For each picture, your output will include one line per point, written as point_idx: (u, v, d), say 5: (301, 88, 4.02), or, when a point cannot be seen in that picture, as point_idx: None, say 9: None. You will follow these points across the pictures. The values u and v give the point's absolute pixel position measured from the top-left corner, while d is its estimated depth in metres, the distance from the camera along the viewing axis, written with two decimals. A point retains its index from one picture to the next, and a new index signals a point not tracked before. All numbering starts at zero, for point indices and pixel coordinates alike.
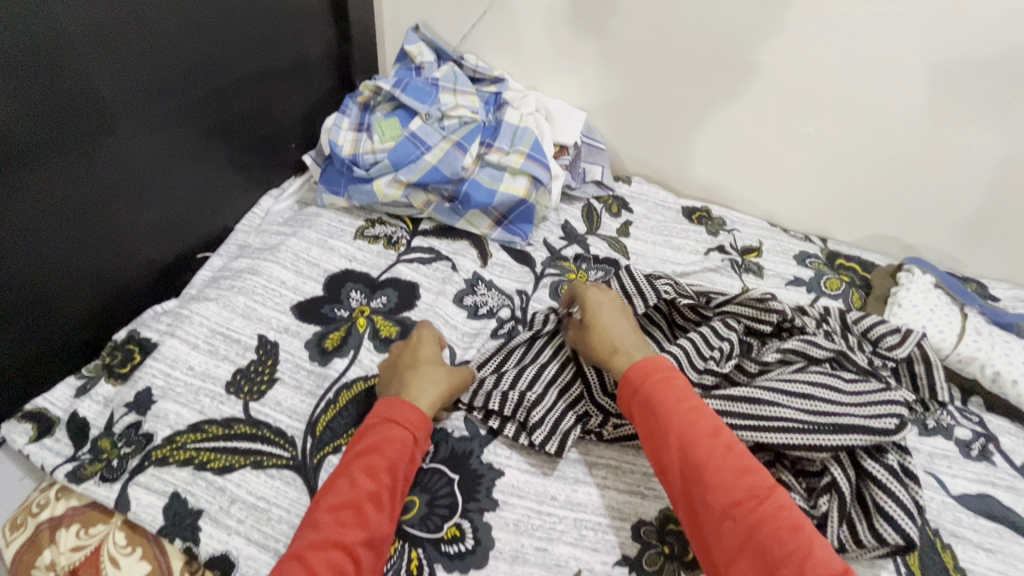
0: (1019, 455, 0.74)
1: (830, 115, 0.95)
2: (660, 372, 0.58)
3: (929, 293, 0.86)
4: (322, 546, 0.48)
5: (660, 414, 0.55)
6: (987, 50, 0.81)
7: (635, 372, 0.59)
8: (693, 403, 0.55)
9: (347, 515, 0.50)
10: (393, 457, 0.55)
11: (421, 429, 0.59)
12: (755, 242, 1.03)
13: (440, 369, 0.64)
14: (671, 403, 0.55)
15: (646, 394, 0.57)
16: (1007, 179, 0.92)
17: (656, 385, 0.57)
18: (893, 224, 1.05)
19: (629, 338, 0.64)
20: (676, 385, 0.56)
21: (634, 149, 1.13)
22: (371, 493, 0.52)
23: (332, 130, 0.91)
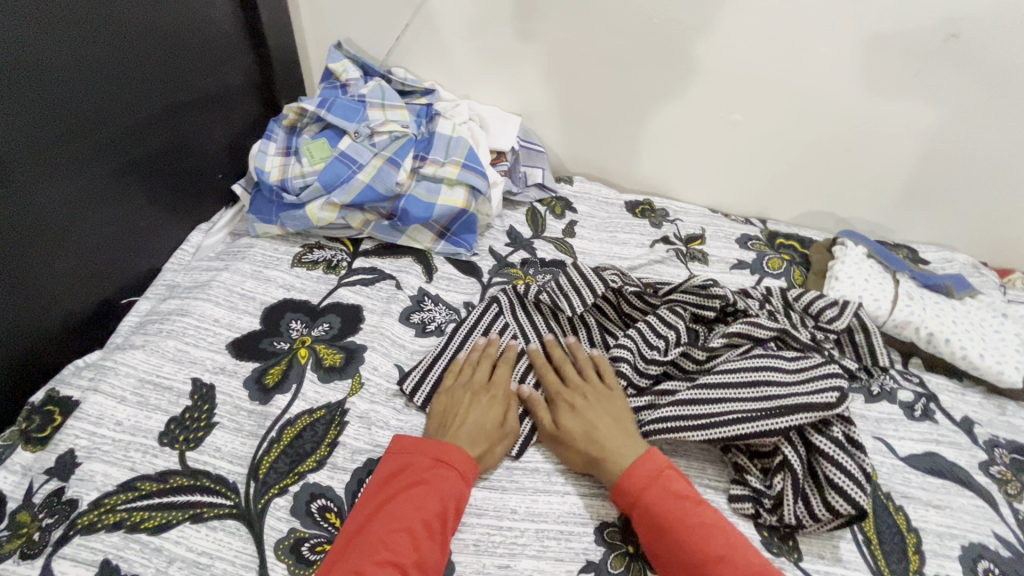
0: (958, 410, 0.77)
1: (754, 102, 0.98)
2: (655, 470, 0.58)
3: (862, 264, 0.89)
4: (381, 563, 0.49)
5: (662, 513, 0.55)
6: (889, 24, 0.85)
7: (630, 479, 0.58)
8: (689, 499, 0.56)
9: (402, 538, 0.51)
10: (449, 489, 0.56)
11: (467, 467, 0.59)
12: (698, 230, 1.05)
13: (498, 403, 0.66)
14: (672, 501, 0.56)
15: (646, 495, 0.57)
16: (921, 146, 0.97)
17: (655, 486, 0.57)
18: (825, 200, 1.09)
19: (612, 434, 0.62)
20: (672, 484, 0.58)
21: (573, 148, 1.13)
22: (423, 520, 0.53)
23: (258, 156, 0.88)
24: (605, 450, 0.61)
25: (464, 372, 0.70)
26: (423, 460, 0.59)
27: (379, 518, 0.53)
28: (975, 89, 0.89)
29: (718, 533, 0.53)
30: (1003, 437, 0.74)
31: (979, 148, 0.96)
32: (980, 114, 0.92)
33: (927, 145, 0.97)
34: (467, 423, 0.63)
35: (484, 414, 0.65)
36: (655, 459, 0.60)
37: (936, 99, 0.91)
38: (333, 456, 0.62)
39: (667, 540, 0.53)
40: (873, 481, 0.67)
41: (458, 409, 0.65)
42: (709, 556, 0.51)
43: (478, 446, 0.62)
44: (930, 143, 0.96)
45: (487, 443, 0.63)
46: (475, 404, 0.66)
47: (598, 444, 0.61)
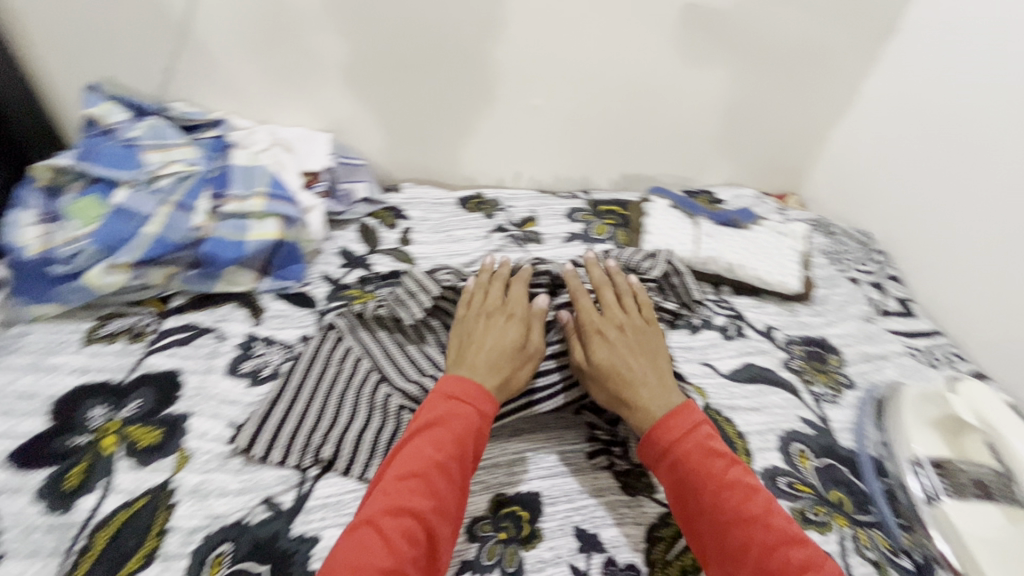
0: (760, 322, 0.89)
1: (547, 87, 1.04)
2: (693, 423, 0.61)
3: (668, 215, 1.00)
4: (396, 512, 0.51)
5: (698, 467, 0.57)
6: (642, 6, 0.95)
7: (670, 431, 0.60)
8: (723, 457, 0.58)
9: (415, 485, 0.53)
10: (460, 429, 0.59)
11: (485, 402, 0.62)
12: (529, 213, 1.10)
13: (518, 323, 0.71)
14: (705, 457, 0.57)
15: (687, 450, 0.59)
16: (693, 102, 1.11)
17: (693, 438, 0.59)
18: (632, 162, 1.20)
19: (648, 386, 0.65)
20: (712, 441, 0.60)
21: (396, 155, 1.12)
22: (428, 461, 0.55)
23: (9, 230, 0.75)
24: (642, 395, 0.64)
25: (495, 294, 0.75)
26: (435, 400, 0.62)
27: (382, 488, 0.54)
28: (720, 49, 1.03)
29: (752, 495, 0.54)
30: (796, 335, 0.88)
31: (737, 96, 1.11)
32: (730, 69, 1.07)
33: (697, 101, 1.11)
34: (486, 353, 0.67)
35: (505, 332, 0.69)
36: (695, 411, 0.62)
37: (694, 62, 1.04)
38: (166, 544, 0.55)
39: (695, 498, 0.55)
40: (705, 402, 0.75)
41: (474, 336, 0.69)
42: (739, 516, 0.52)
43: (498, 373, 0.65)
44: (698, 100, 1.10)
45: (508, 368, 0.66)
46: (489, 327, 0.70)
47: (628, 385, 0.65)
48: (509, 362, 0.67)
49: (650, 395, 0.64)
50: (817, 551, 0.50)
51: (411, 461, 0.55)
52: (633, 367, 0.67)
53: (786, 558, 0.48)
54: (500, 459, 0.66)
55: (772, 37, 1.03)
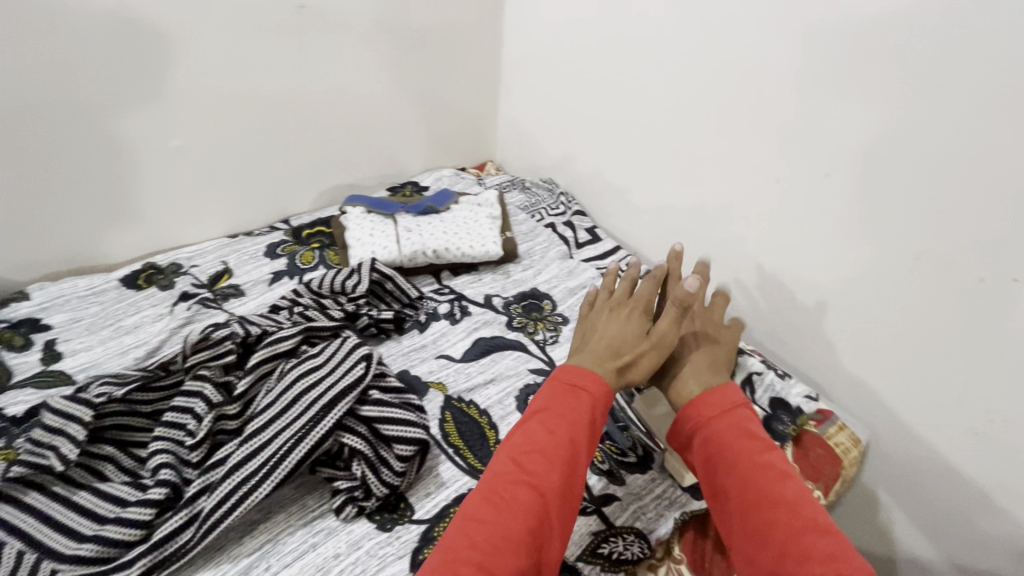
0: (480, 293, 0.94)
1: (170, 121, 0.91)
2: (729, 406, 0.58)
3: (364, 221, 0.97)
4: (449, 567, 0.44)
5: (728, 444, 0.54)
6: (246, 18, 0.90)
7: (704, 408, 0.58)
8: (758, 437, 0.55)
9: (467, 538, 0.46)
10: (578, 416, 0.54)
11: (601, 396, 0.57)
12: (220, 266, 0.96)
13: (635, 316, 0.66)
14: (737, 435, 0.55)
15: (718, 427, 0.56)
16: (349, 104, 1.10)
17: (725, 417, 0.57)
18: (321, 176, 1.15)
19: (715, 374, 0.63)
20: (745, 421, 0.57)
21: (16, 254, 0.89)
22: (482, 507, 0.48)
23: None
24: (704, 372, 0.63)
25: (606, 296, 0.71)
26: (551, 388, 0.58)
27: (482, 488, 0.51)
28: (346, 45, 1.03)
29: (785, 480, 0.51)
30: (513, 294, 0.94)
31: (390, 88, 1.14)
32: (369, 65, 1.08)
33: (354, 101, 1.10)
34: (606, 337, 0.64)
35: (613, 329, 0.65)
36: (735, 392, 0.60)
37: (329, 67, 1.03)
38: None
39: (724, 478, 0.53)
40: (445, 396, 0.76)
41: (591, 333, 0.65)
42: (768, 496, 0.50)
43: (619, 354, 0.62)
44: (354, 99, 1.10)
45: (630, 349, 0.63)
46: (613, 318, 0.67)
47: (703, 363, 0.64)
48: (630, 349, 0.63)
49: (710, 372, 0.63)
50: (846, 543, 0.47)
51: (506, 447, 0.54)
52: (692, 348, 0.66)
53: (806, 547, 0.46)
54: (229, 571, 0.57)
55: (394, 18, 1.05)
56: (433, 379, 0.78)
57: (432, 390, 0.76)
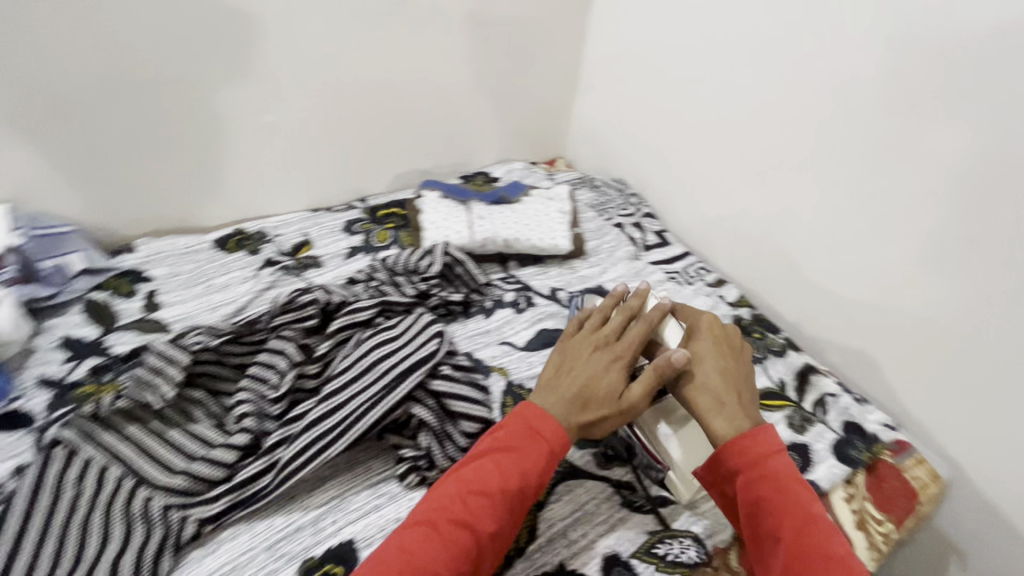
0: (546, 285, 0.95)
1: (269, 98, 0.97)
2: (767, 452, 0.53)
3: (439, 206, 1.00)
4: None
5: (771, 491, 0.50)
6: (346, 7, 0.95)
7: (745, 449, 0.53)
8: (801, 489, 0.51)
9: (422, 552, 0.46)
10: (511, 479, 0.51)
11: (558, 440, 0.54)
12: (302, 237, 1.01)
13: (618, 347, 0.62)
14: (784, 485, 0.50)
15: (762, 471, 0.51)
16: (428, 91, 1.13)
17: (770, 462, 0.52)
18: (398, 159, 1.19)
19: (722, 412, 0.56)
20: (787, 467, 0.52)
21: (120, 212, 0.95)
22: (433, 532, 0.47)
23: None
24: (725, 403, 0.57)
25: (595, 321, 0.66)
26: (517, 421, 0.55)
27: (417, 529, 0.48)
28: (432, 35, 1.06)
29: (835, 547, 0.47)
30: (578, 288, 0.94)
31: (468, 78, 1.16)
32: (453, 55, 1.11)
33: (433, 88, 1.13)
34: (584, 373, 0.59)
35: (592, 367, 0.59)
36: (770, 434, 0.54)
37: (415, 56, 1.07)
38: None
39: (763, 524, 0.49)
40: (507, 381, 0.77)
41: (573, 362, 0.61)
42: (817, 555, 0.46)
43: (597, 408, 0.57)
44: (433, 87, 1.13)
45: (607, 396, 0.57)
46: (593, 357, 0.61)
47: (718, 392, 0.58)
48: (600, 403, 0.57)
49: (723, 402, 0.57)
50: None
51: (448, 487, 0.51)
52: (710, 374, 0.59)
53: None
54: (301, 521, 0.61)
55: (479, 10, 1.08)
56: (495, 363, 0.80)
57: (495, 374, 0.78)
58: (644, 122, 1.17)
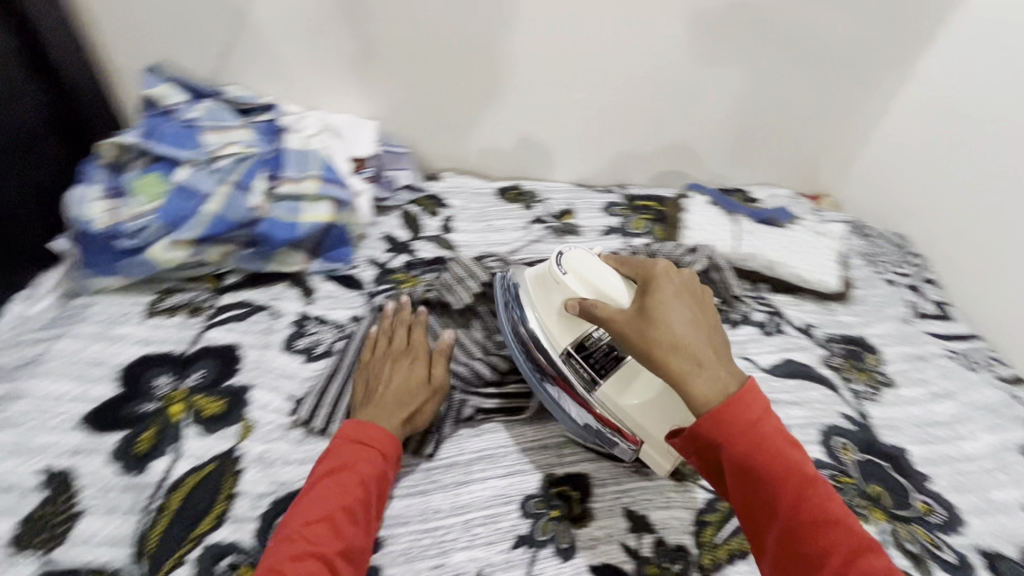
0: (800, 320, 0.91)
1: (591, 79, 1.04)
2: (755, 411, 0.48)
3: (707, 212, 1.01)
4: (299, 556, 0.47)
5: (765, 463, 0.46)
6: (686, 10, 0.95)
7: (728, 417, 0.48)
8: (788, 456, 0.47)
9: (320, 529, 0.50)
10: (393, 445, 0.59)
11: (386, 442, 0.58)
12: (567, 205, 1.11)
13: (389, 382, 0.64)
14: (769, 455, 0.46)
15: (760, 432, 0.47)
16: (725, 102, 1.09)
17: (748, 434, 0.47)
18: (671, 159, 1.19)
19: (707, 364, 0.50)
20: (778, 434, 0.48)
21: (431, 143, 1.11)
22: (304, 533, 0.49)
23: (77, 205, 0.76)
24: (703, 368, 0.50)
25: (385, 343, 0.70)
26: (338, 444, 0.57)
27: (332, 478, 0.54)
28: (754, 48, 1.01)
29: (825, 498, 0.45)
30: (836, 333, 0.90)
31: (772, 97, 1.10)
32: (767, 72, 1.05)
33: (732, 100, 1.09)
34: (388, 386, 0.64)
35: (409, 371, 0.66)
36: (759, 395, 0.49)
37: (729, 66, 1.04)
38: (234, 509, 0.57)
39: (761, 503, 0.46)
40: None
41: (376, 376, 0.66)
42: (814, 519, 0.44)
43: (403, 409, 0.62)
44: (733, 100, 1.09)
45: (413, 403, 0.63)
46: (396, 370, 0.66)
47: (691, 352, 0.51)
48: (413, 399, 0.63)
49: (711, 366, 0.50)
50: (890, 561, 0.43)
51: (364, 434, 0.58)
52: (676, 329, 0.52)
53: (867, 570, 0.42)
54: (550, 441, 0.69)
55: (825, 34, 1.01)
56: None
57: None
58: (971, 189, 1.02)
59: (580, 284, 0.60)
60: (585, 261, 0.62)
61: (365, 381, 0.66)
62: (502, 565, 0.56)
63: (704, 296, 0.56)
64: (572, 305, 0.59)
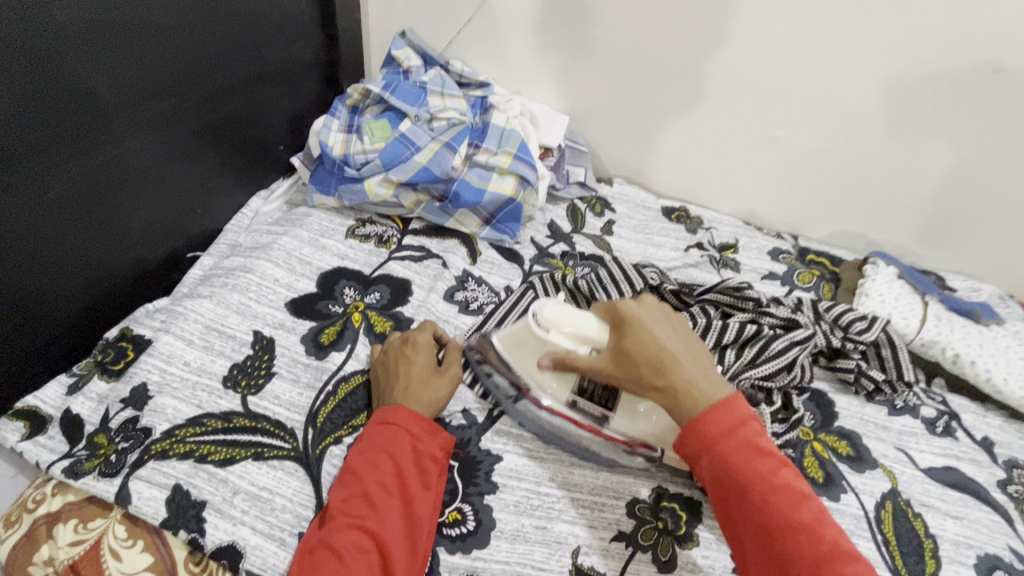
0: (979, 431, 0.80)
1: (797, 118, 0.99)
2: (740, 419, 0.50)
3: (893, 284, 0.92)
4: (341, 527, 0.50)
5: (734, 473, 0.48)
6: (933, 68, 0.88)
7: (709, 425, 0.50)
8: (777, 465, 0.48)
9: (357, 503, 0.52)
10: (422, 428, 0.59)
11: (411, 419, 0.59)
12: (732, 239, 1.08)
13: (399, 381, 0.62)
14: (753, 458, 0.48)
15: (723, 449, 0.49)
16: (944, 177, 0.99)
17: (733, 435, 0.49)
18: (859, 221, 1.10)
19: (695, 371, 0.53)
20: (758, 441, 0.49)
21: (612, 150, 1.15)
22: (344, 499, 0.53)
23: (323, 131, 0.92)
24: (679, 380, 0.52)
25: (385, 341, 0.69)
26: (369, 428, 0.59)
27: (367, 459, 0.56)
28: (1006, 122, 0.90)
29: (802, 502, 0.46)
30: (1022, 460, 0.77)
31: (1010, 181, 0.97)
32: (1010, 154, 0.94)
33: (955, 174, 0.98)
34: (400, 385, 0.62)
35: (414, 365, 0.64)
36: (741, 403, 0.51)
37: (961, 139, 0.94)
38: None
39: (735, 515, 0.48)
40: (893, 489, 0.70)
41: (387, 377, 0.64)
42: (786, 521, 0.46)
43: (423, 401, 0.61)
44: (956, 175, 0.98)
45: (432, 392, 0.62)
46: (400, 363, 0.64)
47: (666, 369, 0.53)
48: (430, 388, 0.62)
49: (693, 377, 0.52)
50: (874, 569, 0.44)
51: (388, 416, 0.59)
52: (663, 341, 0.55)
53: (839, 575, 0.43)
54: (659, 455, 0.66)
55: None
56: (885, 462, 0.73)
57: (880, 472, 0.72)
58: None
59: (568, 339, 0.57)
60: (562, 312, 0.57)
61: (375, 381, 0.66)
62: (599, 550, 0.58)
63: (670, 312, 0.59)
64: (548, 359, 0.60)
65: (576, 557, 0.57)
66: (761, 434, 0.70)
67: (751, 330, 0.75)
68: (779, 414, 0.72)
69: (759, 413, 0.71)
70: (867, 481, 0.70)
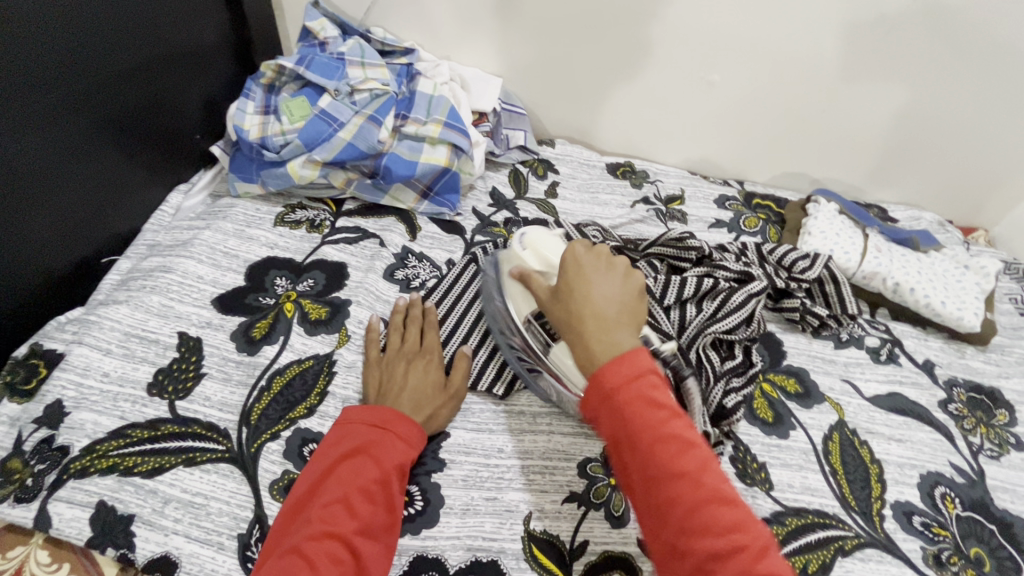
0: (920, 354, 0.82)
1: (732, 61, 0.97)
2: (638, 371, 0.48)
3: (834, 220, 0.92)
4: (319, 537, 0.46)
5: (640, 451, 0.45)
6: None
7: (605, 379, 0.48)
8: (665, 416, 0.46)
9: (338, 510, 0.49)
10: (410, 431, 0.57)
11: (401, 422, 0.57)
12: (678, 191, 1.07)
13: (409, 386, 0.62)
14: (645, 409, 0.46)
15: (619, 399, 0.47)
16: (879, 109, 0.99)
17: (629, 386, 0.47)
18: (802, 160, 1.10)
19: (615, 325, 0.53)
20: (652, 391, 0.47)
21: (551, 110, 1.11)
22: (323, 505, 0.49)
23: (236, 115, 0.86)
24: (592, 323, 0.52)
25: (398, 340, 0.68)
26: (355, 424, 0.56)
27: (349, 463, 0.52)
28: (934, 49, 0.90)
29: (687, 451, 0.45)
30: (961, 378, 0.79)
31: (942, 106, 0.97)
32: (940, 81, 0.94)
33: (888, 106, 0.98)
34: (404, 389, 0.61)
35: (426, 375, 0.64)
36: (644, 357, 0.49)
37: (893, 70, 0.93)
38: (324, 404, 0.63)
39: (627, 466, 0.46)
40: (840, 420, 0.71)
41: (397, 375, 0.63)
42: (667, 472, 0.44)
43: (421, 411, 0.60)
44: (890, 107, 0.98)
45: (431, 406, 0.62)
46: (411, 370, 0.64)
47: (582, 318, 0.53)
48: (431, 402, 0.62)
49: (602, 326, 0.52)
50: (748, 512, 0.43)
51: (377, 417, 0.57)
52: (602, 291, 0.55)
53: (712, 522, 0.42)
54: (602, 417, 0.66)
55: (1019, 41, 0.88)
56: (831, 395, 0.74)
57: (827, 405, 0.73)
58: None
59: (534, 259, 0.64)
60: (546, 240, 0.66)
61: (372, 380, 0.64)
62: (551, 513, 0.57)
63: (627, 273, 0.58)
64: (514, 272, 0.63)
65: (528, 522, 0.57)
66: (724, 389, 0.68)
67: (710, 283, 0.73)
68: (739, 368, 0.71)
69: (722, 367, 0.71)
70: (815, 415, 0.72)
